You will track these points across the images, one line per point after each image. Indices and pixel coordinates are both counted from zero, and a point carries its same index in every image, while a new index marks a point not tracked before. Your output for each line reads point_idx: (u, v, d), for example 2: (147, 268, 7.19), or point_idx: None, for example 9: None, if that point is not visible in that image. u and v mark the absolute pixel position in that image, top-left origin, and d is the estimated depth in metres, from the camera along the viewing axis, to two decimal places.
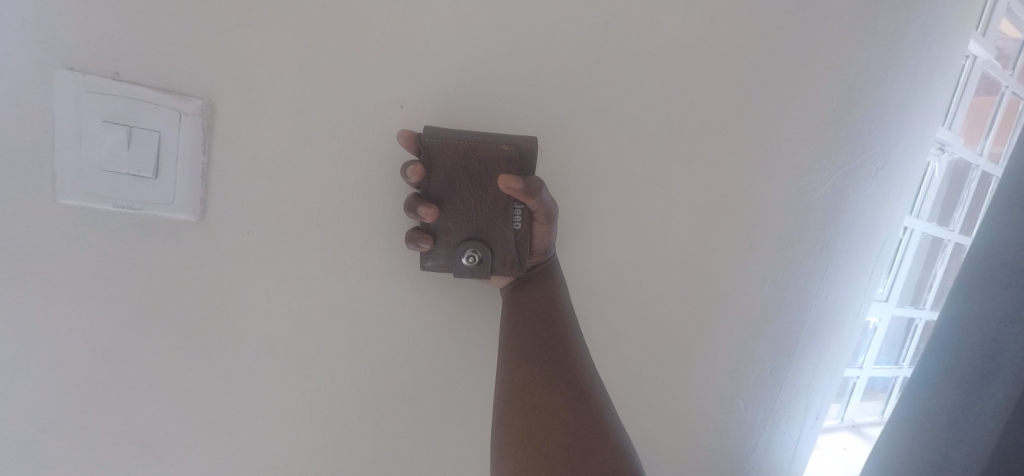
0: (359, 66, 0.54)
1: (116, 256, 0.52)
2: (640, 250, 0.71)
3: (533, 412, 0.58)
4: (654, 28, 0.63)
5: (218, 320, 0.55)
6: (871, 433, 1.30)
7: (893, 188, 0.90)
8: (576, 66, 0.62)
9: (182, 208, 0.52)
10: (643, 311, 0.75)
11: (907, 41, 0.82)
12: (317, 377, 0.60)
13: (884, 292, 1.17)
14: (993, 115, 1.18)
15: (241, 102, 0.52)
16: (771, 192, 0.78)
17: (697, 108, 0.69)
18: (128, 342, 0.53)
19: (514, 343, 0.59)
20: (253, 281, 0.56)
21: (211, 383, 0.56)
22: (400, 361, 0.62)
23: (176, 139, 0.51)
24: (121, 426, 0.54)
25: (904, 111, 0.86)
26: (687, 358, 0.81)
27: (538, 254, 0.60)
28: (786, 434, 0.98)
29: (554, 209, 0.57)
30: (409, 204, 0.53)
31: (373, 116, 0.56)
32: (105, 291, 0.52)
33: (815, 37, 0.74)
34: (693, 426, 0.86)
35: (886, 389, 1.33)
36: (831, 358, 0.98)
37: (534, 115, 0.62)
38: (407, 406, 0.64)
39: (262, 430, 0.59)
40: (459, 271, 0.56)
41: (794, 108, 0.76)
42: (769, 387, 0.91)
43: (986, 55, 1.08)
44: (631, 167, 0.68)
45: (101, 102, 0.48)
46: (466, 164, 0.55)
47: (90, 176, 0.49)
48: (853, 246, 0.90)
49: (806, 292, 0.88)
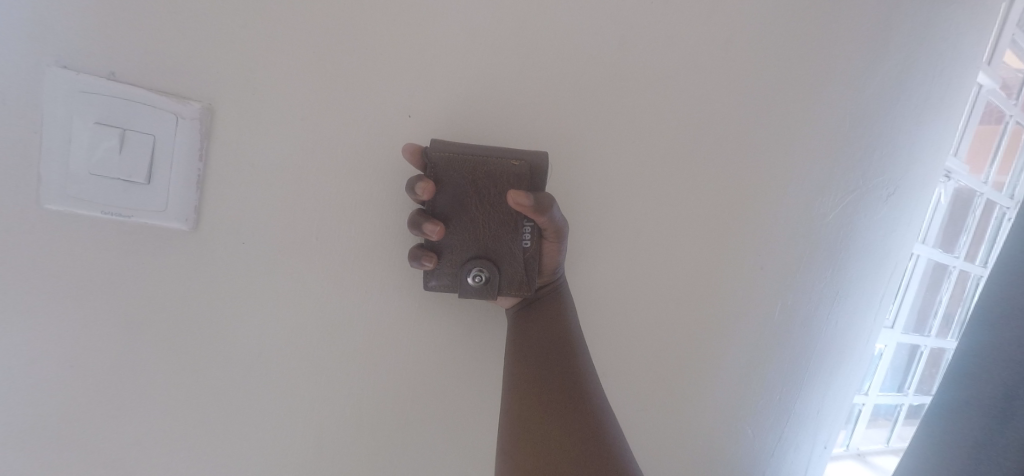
0: (365, 75, 0.52)
1: (101, 264, 0.49)
2: (648, 270, 0.69)
3: (540, 441, 0.55)
4: (667, 46, 0.62)
5: (206, 335, 0.52)
6: (878, 462, 1.27)
7: (903, 214, 0.89)
8: (587, 81, 0.60)
9: (175, 216, 0.49)
10: (649, 334, 0.72)
11: (918, 66, 0.81)
12: (311, 396, 0.57)
13: (891, 319, 1.15)
14: (997, 144, 1.18)
15: (241, 108, 0.50)
16: (781, 217, 0.76)
17: (709, 128, 0.67)
18: (113, 357, 0.50)
19: (520, 368, 0.56)
20: (246, 294, 0.53)
21: (199, 400, 0.53)
22: (398, 381, 0.59)
23: (172, 143, 0.48)
24: (97, 445, 0.51)
25: (915, 135, 0.85)
26: (695, 384, 0.78)
27: (547, 273, 0.57)
28: (794, 462, 0.95)
29: (565, 227, 0.54)
30: (413, 220, 0.51)
31: (378, 128, 0.54)
32: (86, 301, 0.49)
33: (827, 55, 0.72)
34: (699, 452, 0.82)
35: (891, 416, 1.29)
36: (841, 385, 0.95)
37: (544, 129, 0.60)
38: (404, 427, 0.61)
39: (251, 450, 0.56)
40: (464, 290, 0.54)
41: (805, 132, 0.74)
42: (777, 415, 0.88)
43: (991, 84, 1.07)
44: (641, 185, 0.65)
45: (92, 102, 0.46)
46: (475, 179, 0.52)
47: (77, 179, 0.47)
48: (863, 271, 0.88)
49: (814, 318, 0.86)
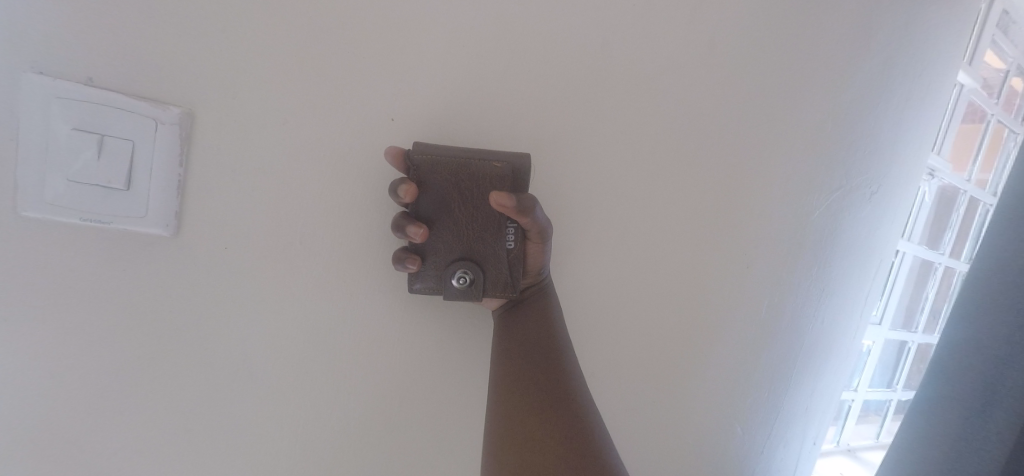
0: (347, 79, 0.52)
1: (79, 270, 0.48)
2: (635, 270, 0.69)
3: (527, 442, 0.55)
4: (649, 48, 0.62)
5: (188, 341, 0.52)
6: (868, 458, 1.27)
7: (887, 211, 0.90)
8: (570, 83, 0.60)
9: (156, 222, 0.49)
10: (637, 333, 0.72)
11: (898, 66, 0.82)
12: (297, 401, 0.56)
13: (878, 316, 1.16)
14: (979, 142, 1.19)
15: (222, 112, 0.50)
16: (765, 215, 0.76)
17: (692, 128, 0.67)
18: (95, 364, 0.50)
19: (507, 370, 0.56)
20: (228, 299, 0.53)
21: (181, 407, 0.53)
22: (384, 384, 0.59)
23: (152, 148, 0.48)
24: (78, 454, 0.50)
25: (897, 134, 0.86)
26: (683, 382, 0.78)
27: (532, 274, 0.57)
28: (785, 459, 0.96)
29: (548, 227, 0.54)
30: (397, 223, 0.51)
31: (361, 131, 0.54)
32: (65, 309, 0.48)
33: (809, 55, 0.73)
34: (689, 450, 0.83)
35: (880, 412, 1.31)
36: (828, 382, 0.96)
37: (528, 130, 0.60)
38: (392, 431, 0.61)
39: (237, 456, 0.56)
40: (449, 292, 0.54)
41: (788, 131, 0.75)
42: (767, 411, 0.89)
43: (972, 84, 1.08)
44: (626, 185, 0.66)
45: (70, 108, 0.46)
46: (458, 180, 0.52)
47: (55, 186, 0.46)
48: (849, 268, 0.89)
49: (802, 315, 0.87)
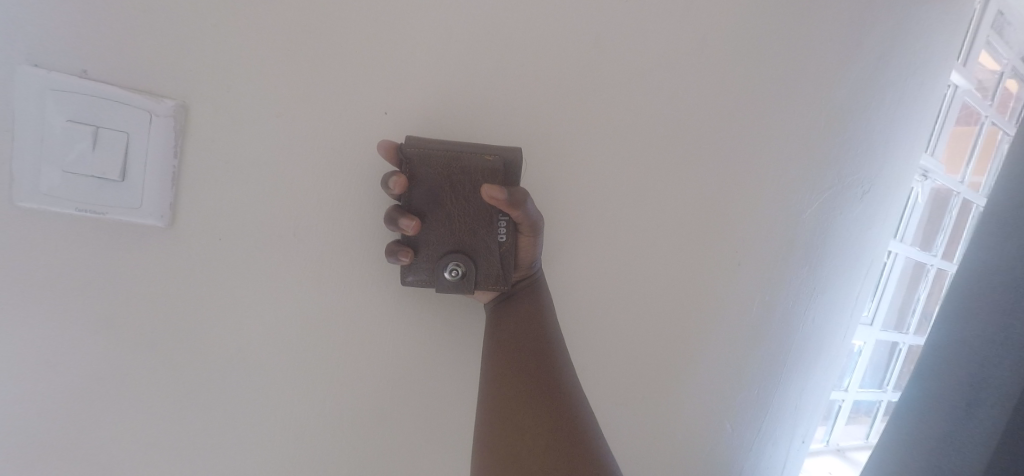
0: (341, 74, 0.53)
1: (73, 261, 0.49)
2: (627, 266, 0.70)
3: (516, 434, 0.56)
4: (643, 46, 0.63)
5: (181, 331, 0.53)
6: (857, 457, 1.29)
7: (877, 213, 0.91)
8: (563, 80, 0.61)
9: (151, 213, 0.50)
10: (629, 330, 0.73)
11: (891, 66, 0.83)
12: (290, 392, 0.57)
13: (869, 316, 1.17)
14: (973, 144, 1.20)
15: (216, 105, 0.50)
16: (758, 215, 0.77)
17: (684, 126, 0.68)
18: (90, 355, 0.50)
19: (497, 363, 0.57)
20: (222, 290, 0.53)
21: (174, 397, 0.53)
22: (377, 376, 0.60)
23: (145, 139, 0.48)
24: (72, 443, 0.51)
25: (888, 136, 0.87)
26: (675, 379, 0.79)
27: (524, 267, 0.58)
28: (774, 457, 0.97)
29: (539, 220, 0.55)
30: (390, 216, 0.52)
31: (356, 126, 0.54)
32: (57, 300, 0.49)
33: (802, 57, 0.74)
34: (679, 446, 0.84)
35: (870, 413, 1.32)
36: (817, 381, 0.97)
37: (521, 126, 0.60)
38: (385, 422, 0.61)
39: (230, 446, 0.56)
40: (441, 285, 0.55)
41: (781, 132, 0.75)
42: (757, 409, 0.90)
43: (966, 86, 1.09)
44: (618, 183, 0.66)
45: (65, 100, 0.46)
46: (449, 174, 0.53)
47: (49, 178, 0.47)
48: (840, 269, 0.90)
49: (792, 313, 0.87)
